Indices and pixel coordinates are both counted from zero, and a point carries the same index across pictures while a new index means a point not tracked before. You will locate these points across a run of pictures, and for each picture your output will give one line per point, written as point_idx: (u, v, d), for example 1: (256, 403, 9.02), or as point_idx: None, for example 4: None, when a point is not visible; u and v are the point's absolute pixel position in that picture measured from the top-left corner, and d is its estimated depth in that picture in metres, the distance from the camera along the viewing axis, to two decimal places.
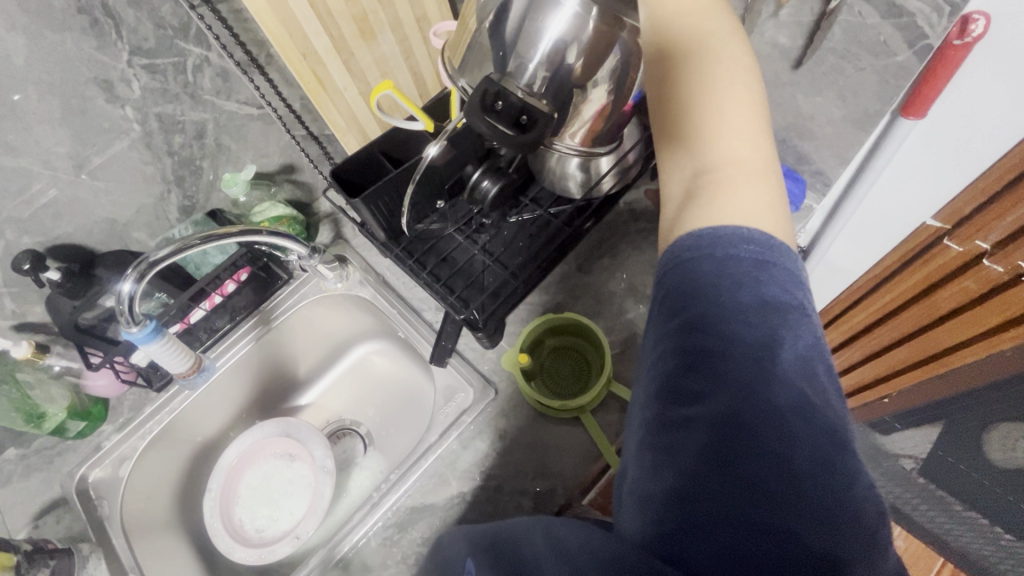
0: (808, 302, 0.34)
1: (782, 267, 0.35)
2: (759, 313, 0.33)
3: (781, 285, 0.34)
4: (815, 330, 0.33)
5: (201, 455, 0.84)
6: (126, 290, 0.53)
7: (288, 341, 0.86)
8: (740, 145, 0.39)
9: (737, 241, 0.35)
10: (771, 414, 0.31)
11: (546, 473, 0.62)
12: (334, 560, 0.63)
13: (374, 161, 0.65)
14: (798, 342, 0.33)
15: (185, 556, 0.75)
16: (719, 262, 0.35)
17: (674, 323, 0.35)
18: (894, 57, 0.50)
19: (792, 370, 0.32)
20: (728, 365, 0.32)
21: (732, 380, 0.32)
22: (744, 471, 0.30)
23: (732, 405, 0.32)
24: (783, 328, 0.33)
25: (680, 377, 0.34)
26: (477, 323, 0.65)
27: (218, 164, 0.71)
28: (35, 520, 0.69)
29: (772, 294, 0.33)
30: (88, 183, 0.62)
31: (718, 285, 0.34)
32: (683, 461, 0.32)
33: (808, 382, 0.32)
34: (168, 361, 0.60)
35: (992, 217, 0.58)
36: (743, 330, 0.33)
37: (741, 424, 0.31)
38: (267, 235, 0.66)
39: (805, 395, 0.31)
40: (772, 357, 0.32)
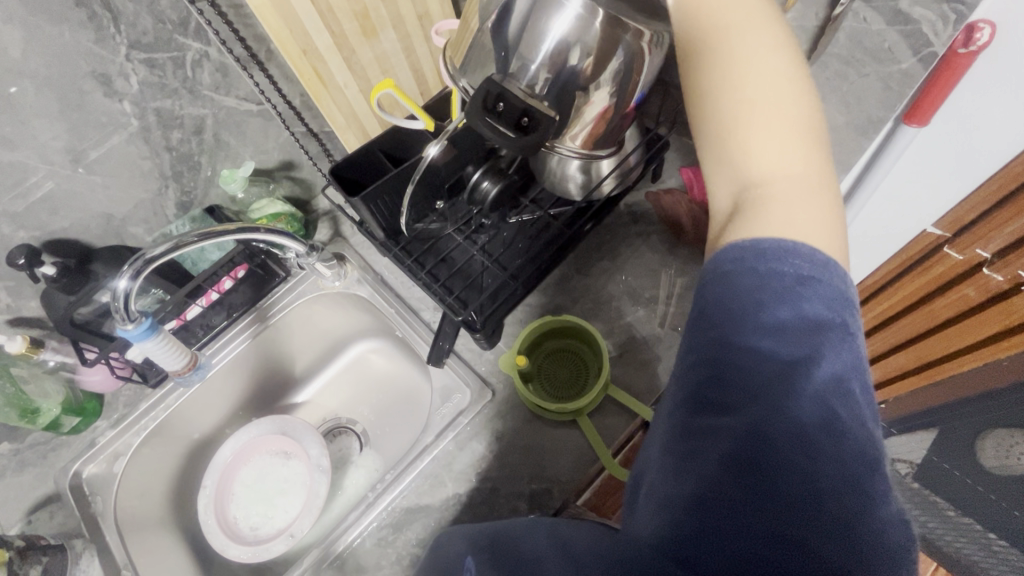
0: (849, 321, 0.34)
1: (826, 284, 0.34)
2: (797, 331, 0.33)
3: (823, 303, 0.33)
4: (852, 351, 0.33)
5: (195, 452, 0.83)
6: (123, 285, 0.53)
7: (286, 338, 0.86)
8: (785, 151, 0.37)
9: (783, 254, 0.34)
10: (798, 430, 0.31)
11: (542, 476, 0.62)
12: (329, 559, 0.63)
13: (374, 159, 0.65)
14: (833, 361, 0.33)
15: (178, 552, 0.75)
16: (760, 274, 0.34)
17: (707, 334, 0.35)
18: (899, 64, 0.49)
19: (825, 390, 0.32)
20: (760, 382, 0.33)
21: (763, 396, 0.32)
22: (766, 485, 0.30)
23: (761, 422, 0.32)
24: (820, 345, 0.33)
25: (710, 388, 0.34)
26: (474, 325, 0.65)
27: (217, 160, 0.71)
28: (29, 515, 0.70)
29: (812, 311, 0.33)
30: (84, 178, 0.62)
31: (758, 299, 0.33)
32: (703, 469, 0.32)
33: (840, 402, 0.32)
34: (164, 359, 0.59)
35: (993, 226, 0.58)
36: (776, 345, 0.33)
37: (766, 436, 0.31)
38: (264, 232, 0.65)
39: (836, 414, 0.31)
40: (803, 376, 0.32)
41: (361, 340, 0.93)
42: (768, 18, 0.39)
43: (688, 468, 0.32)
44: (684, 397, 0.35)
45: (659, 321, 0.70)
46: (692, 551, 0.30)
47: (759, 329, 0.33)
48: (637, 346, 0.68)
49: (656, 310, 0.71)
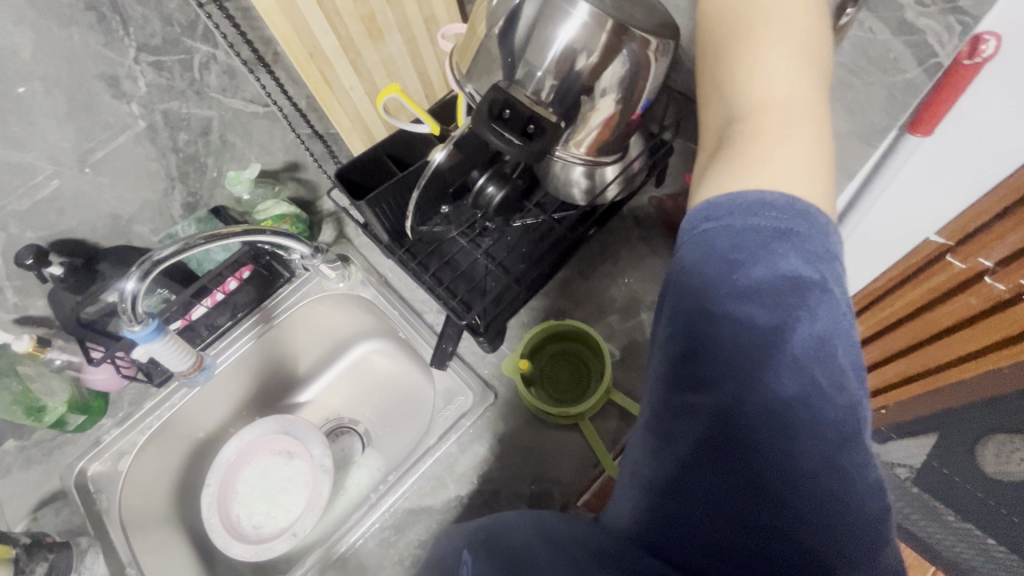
0: (833, 277, 0.33)
1: (805, 239, 0.33)
2: (774, 294, 0.32)
3: (803, 259, 0.32)
4: (835, 308, 0.32)
5: (199, 451, 0.84)
6: (129, 288, 0.53)
7: (289, 338, 0.86)
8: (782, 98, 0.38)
9: (758, 208, 0.34)
10: (774, 402, 0.31)
11: (544, 479, 0.63)
12: (331, 559, 0.63)
13: (379, 162, 0.65)
14: (813, 322, 0.32)
15: (182, 550, 0.76)
16: (735, 233, 0.34)
17: (685, 302, 0.34)
18: (904, 74, 0.49)
19: (802, 354, 0.32)
20: (736, 350, 0.32)
21: (739, 366, 0.32)
22: (742, 463, 0.31)
23: (736, 395, 0.32)
24: (799, 307, 0.32)
25: (687, 357, 0.33)
26: (477, 329, 0.66)
27: (223, 162, 0.71)
28: (35, 511, 0.70)
29: (789, 270, 0.32)
30: (92, 178, 0.62)
31: (732, 261, 0.33)
32: (681, 448, 0.32)
33: (818, 366, 0.31)
34: (169, 360, 0.59)
35: (996, 235, 0.59)
36: (751, 312, 0.33)
37: (743, 411, 0.32)
38: (269, 234, 0.66)
39: (813, 380, 0.31)
40: (780, 340, 0.32)
41: (363, 340, 0.93)
42: None
43: (666, 445, 0.33)
44: (661, 368, 0.34)
45: None
46: (664, 544, 0.31)
47: (737, 297, 0.33)
48: (639, 351, 0.69)
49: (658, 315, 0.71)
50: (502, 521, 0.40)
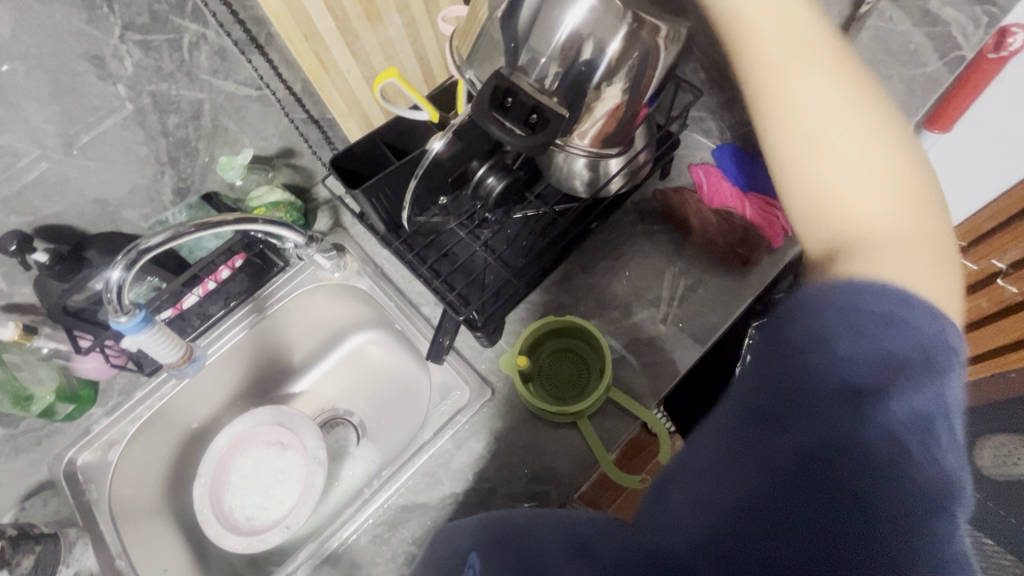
0: (939, 366, 0.30)
1: (908, 321, 0.31)
2: (869, 370, 0.30)
3: (908, 342, 0.30)
4: (941, 400, 0.29)
5: (191, 441, 0.83)
6: (114, 280, 0.51)
7: (283, 328, 0.85)
8: (863, 172, 0.36)
9: (857, 286, 0.32)
10: (856, 482, 0.28)
11: (541, 478, 0.62)
12: (323, 556, 0.62)
13: (377, 150, 0.63)
14: (909, 405, 0.29)
15: (174, 541, 0.75)
16: (832, 303, 0.32)
17: (771, 364, 0.32)
18: (924, 68, 0.48)
19: (900, 438, 0.28)
20: (823, 422, 0.29)
21: (827, 438, 0.29)
22: (820, 546, 0.27)
23: (817, 470, 0.29)
24: (894, 386, 0.29)
25: (767, 422, 0.31)
26: (476, 324, 0.65)
27: (215, 146, 0.69)
28: (23, 502, 0.69)
29: (889, 347, 0.30)
30: (78, 162, 0.60)
31: (825, 328, 0.31)
32: (737, 508, 0.29)
33: (915, 453, 0.28)
34: (157, 355, 0.57)
35: (1011, 236, 0.57)
36: (844, 383, 0.30)
37: (815, 488, 0.28)
38: (262, 223, 0.63)
39: (912, 467, 0.28)
40: (875, 418, 0.29)
41: (360, 330, 0.92)
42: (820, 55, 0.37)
43: (721, 504, 0.30)
44: (732, 418, 0.32)
45: (664, 322, 0.69)
46: None
47: (827, 358, 0.30)
48: (640, 348, 0.67)
49: (660, 313, 0.69)
50: (508, 521, 0.43)
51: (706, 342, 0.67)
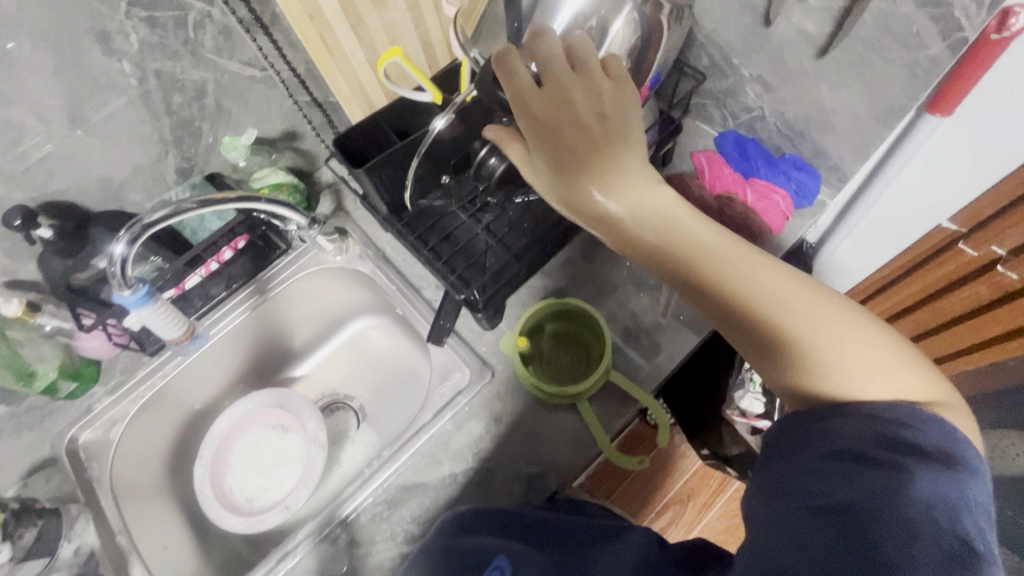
0: (951, 459, 0.37)
1: (931, 424, 0.39)
2: (898, 448, 0.38)
3: (930, 435, 0.38)
4: (963, 486, 0.36)
5: (193, 423, 0.84)
6: (119, 252, 0.51)
7: (285, 312, 0.85)
8: (822, 335, 0.42)
9: (877, 387, 0.40)
10: (899, 531, 0.34)
11: (540, 459, 0.62)
12: (321, 534, 0.62)
13: (381, 130, 0.63)
14: (934, 481, 0.36)
15: (173, 521, 0.76)
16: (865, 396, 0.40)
17: (813, 438, 0.40)
18: (927, 50, 0.48)
19: (928, 501, 0.35)
20: (864, 481, 0.36)
21: (868, 491, 0.36)
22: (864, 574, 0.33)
23: (860, 512, 0.35)
24: (920, 462, 0.37)
25: (814, 476, 0.38)
26: (476, 305, 0.64)
27: (218, 127, 0.69)
28: (25, 478, 0.70)
29: (914, 437, 0.38)
30: (82, 139, 0.60)
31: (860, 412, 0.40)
32: (794, 543, 0.35)
33: (943, 518, 0.34)
34: (160, 330, 0.58)
35: (1012, 222, 0.58)
36: (878, 455, 0.37)
37: (865, 533, 0.34)
38: (264, 202, 0.64)
39: (937, 525, 0.34)
40: (906, 483, 0.36)
41: (360, 317, 0.93)
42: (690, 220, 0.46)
43: (781, 541, 0.36)
44: (783, 482, 0.40)
45: (664, 306, 0.69)
46: None
47: (851, 434, 0.39)
48: (641, 333, 0.68)
49: (661, 298, 0.69)
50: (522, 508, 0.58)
51: (706, 327, 0.67)
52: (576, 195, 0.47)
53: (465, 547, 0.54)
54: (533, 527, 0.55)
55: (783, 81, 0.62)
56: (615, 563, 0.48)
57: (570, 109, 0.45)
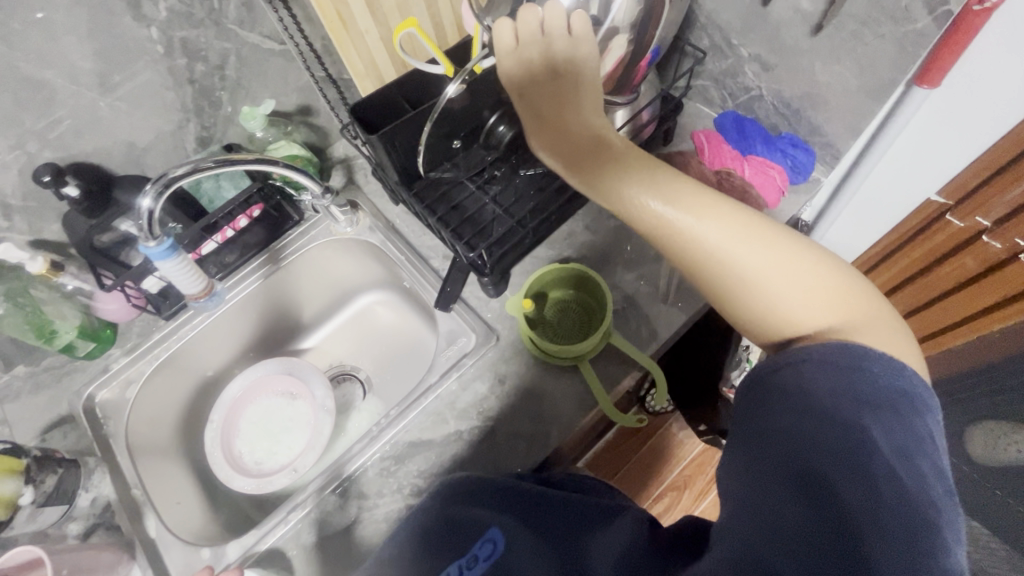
0: (902, 402, 0.40)
1: (884, 371, 0.40)
2: (858, 404, 0.39)
3: (884, 384, 0.40)
4: (914, 428, 0.39)
5: (204, 389, 0.86)
6: (146, 205, 0.54)
7: (295, 283, 0.88)
8: (775, 270, 0.44)
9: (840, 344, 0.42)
10: (862, 487, 0.36)
11: (543, 418, 0.65)
12: (330, 488, 0.64)
13: (394, 102, 0.66)
14: (887, 432, 0.38)
15: (185, 480, 0.78)
16: (824, 354, 0.42)
17: (780, 405, 0.41)
18: (915, 23, 0.51)
19: (887, 453, 0.37)
20: (830, 443, 0.38)
21: (836, 454, 0.38)
22: (842, 537, 0.35)
23: (832, 478, 0.37)
24: (876, 417, 0.39)
25: (784, 445, 0.39)
26: (482, 266, 0.67)
27: (237, 98, 0.72)
28: (43, 434, 0.72)
29: (871, 389, 0.40)
30: (110, 103, 0.63)
31: (820, 371, 0.41)
32: (768, 513, 0.37)
33: (899, 465, 0.37)
34: (179, 287, 0.60)
35: (995, 192, 0.61)
36: (839, 413, 0.39)
37: (832, 494, 0.37)
38: (282, 165, 0.66)
39: (897, 473, 0.37)
40: (867, 439, 0.38)
41: (367, 291, 0.95)
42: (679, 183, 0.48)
43: (756, 511, 0.38)
44: (756, 454, 0.41)
45: (663, 275, 0.72)
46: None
47: (807, 398, 0.40)
48: (641, 301, 0.70)
49: (661, 268, 0.72)
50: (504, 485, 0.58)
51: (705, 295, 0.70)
52: (562, 160, 0.51)
53: (455, 524, 0.54)
54: (524, 502, 0.55)
55: (780, 59, 0.65)
56: (605, 549, 0.48)
57: (547, 79, 0.50)
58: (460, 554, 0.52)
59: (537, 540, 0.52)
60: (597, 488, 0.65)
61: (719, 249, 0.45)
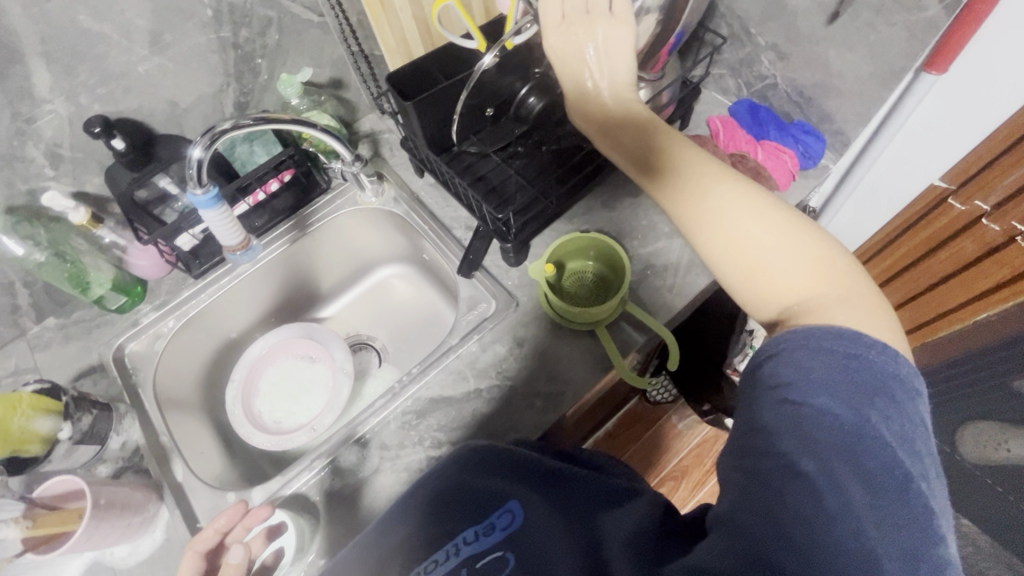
0: (898, 389, 0.38)
1: (881, 357, 0.39)
2: (858, 394, 0.37)
3: (881, 373, 0.38)
4: (910, 413, 0.38)
5: (226, 350, 0.88)
6: (196, 158, 0.57)
7: (318, 252, 0.90)
8: (775, 245, 0.45)
9: (841, 331, 0.40)
10: (862, 479, 0.36)
11: (559, 378, 0.68)
12: (353, 438, 0.67)
13: (428, 72, 0.69)
14: (887, 420, 0.37)
15: (206, 434, 0.80)
16: (826, 342, 0.39)
17: (777, 396, 0.39)
18: (925, 11, 0.54)
19: (885, 443, 0.36)
20: (828, 435, 0.37)
21: (834, 446, 0.36)
22: (840, 532, 0.35)
23: (831, 472, 0.36)
24: (877, 408, 0.37)
25: (781, 436, 0.38)
26: (506, 232, 0.71)
27: (275, 67, 0.75)
28: (74, 381, 0.74)
29: (870, 378, 0.38)
30: (158, 62, 0.66)
31: (819, 361, 0.39)
32: (769, 509, 0.36)
33: (897, 451, 0.36)
34: (221, 239, 0.64)
35: (995, 175, 0.64)
36: (838, 405, 0.37)
37: (838, 492, 0.35)
38: (319, 129, 0.70)
39: (894, 460, 0.36)
40: (866, 430, 0.37)
41: (385, 262, 0.98)
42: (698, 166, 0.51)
43: (752, 504, 0.37)
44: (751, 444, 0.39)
45: (677, 250, 0.75)
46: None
47: (809, 392, 0.38)
48: (655, 274, 0.73)
49: (675, 244, 0.75)
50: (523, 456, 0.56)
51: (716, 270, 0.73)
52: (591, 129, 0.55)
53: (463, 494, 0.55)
54: (538, 472, 0.55)
55: (796, 47, 0.69)
56: (615, 529, 0.48)
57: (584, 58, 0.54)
58: (473, 520, 0.53)
59: (549, 508, 0.53)
60: (607, 464, 0.67)
61: (718, 205, 0.48)
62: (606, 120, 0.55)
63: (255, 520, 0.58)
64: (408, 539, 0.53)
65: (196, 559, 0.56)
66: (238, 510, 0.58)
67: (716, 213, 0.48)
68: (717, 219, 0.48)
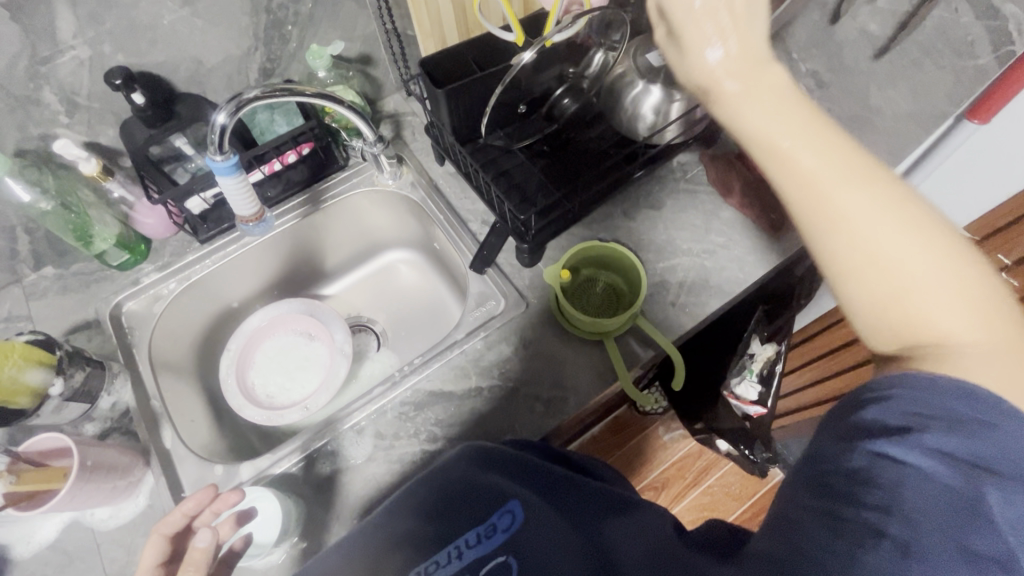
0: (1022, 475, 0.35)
1: (1005, 431, 0.36)
2: (969, 465, 0.35)
3: (1001, 450, 0.35)
4: None
5: (224, 318, 0.87)
6: (219, 122, 0.56)
7: (329, 229, 0.89)
8: (921, 262, 0.40)
9: (958, 391, 0.37)
10: (962, 558, 0.32)
11: (561, 385, 0.67)
12: (348, 423, 0.66)
13: (463, 58, 0.67)
14: (1004, 503, 0.34)
15: (197, 401, 0.79)
16: (943, 398, 0.37)
17: (873, 444, 0.37)
18: (976, 60, 0.61)
19: (1000, 528, 0.33)
20: (931, 498, 0.34)
21: (934, 512, 0.34)
22: None
23: (924, 538, 0.33)
24: (989, 484, 0.34)
25: (873, 487, 0.36)
26: (525, 232, 0.69)
27: (306, 36, 0.73)
28: (67, 334, 0.73)
29: (984, 452, 0.35)
30: (187, 18, 0.64)
31: (930, 417, 0.37)
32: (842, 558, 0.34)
33: (1013, 544, 0.33)
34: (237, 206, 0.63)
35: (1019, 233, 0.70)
36: (945, 471, 0.35)
37: (931, 560, 0.32)
38: (345, 106, 0.68)
39: (1006, 550, 0.32)
40: (976, 505, 0.34)
41: (395, 246, 0.97)
42: (845, 146, 0.43)
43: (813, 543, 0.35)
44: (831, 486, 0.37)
45: (690, 270, 0.74)
46: None
47: (917, 449, 0.36)
48: (667, 290, 0.73)
49: (690, 263, 0.74)
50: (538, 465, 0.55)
51: (728, 293, 0.72)
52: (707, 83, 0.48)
53: (475, 494, 0.52)
54: (553, 481, 0.54)
55: None
56: (626, 543, 0.46)
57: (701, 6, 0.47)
58: (477, 520, 0.50)
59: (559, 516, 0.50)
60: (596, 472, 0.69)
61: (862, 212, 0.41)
62: (722, 82, 0.47)
63: (223, 507, 0.54)
64: (406, 537, 0.49)
65: (161, 543, 0.51)
66: (207, 492, 0.54)
67: (857, 217, 0.41)
68: (847, 226, 0.41)
